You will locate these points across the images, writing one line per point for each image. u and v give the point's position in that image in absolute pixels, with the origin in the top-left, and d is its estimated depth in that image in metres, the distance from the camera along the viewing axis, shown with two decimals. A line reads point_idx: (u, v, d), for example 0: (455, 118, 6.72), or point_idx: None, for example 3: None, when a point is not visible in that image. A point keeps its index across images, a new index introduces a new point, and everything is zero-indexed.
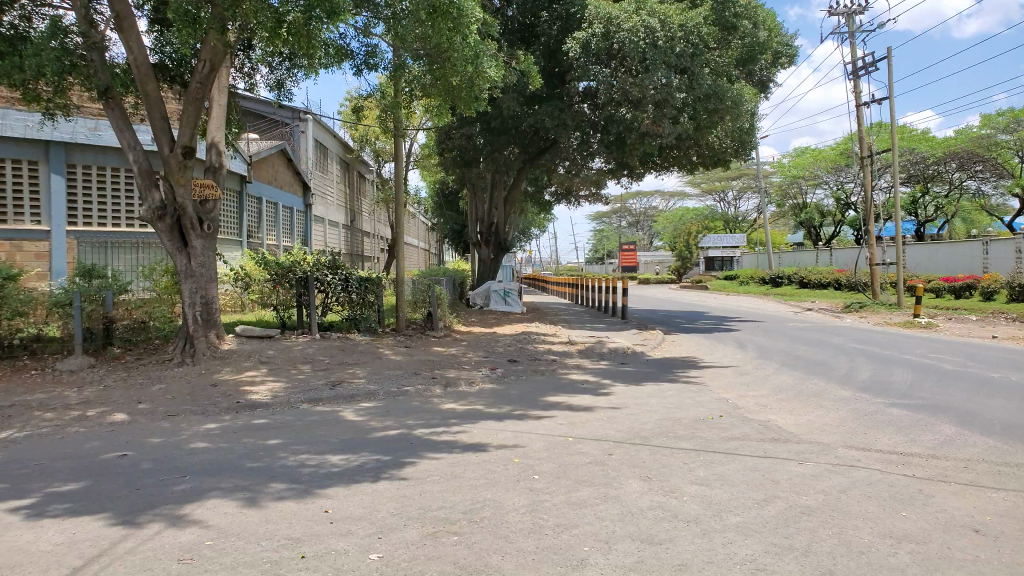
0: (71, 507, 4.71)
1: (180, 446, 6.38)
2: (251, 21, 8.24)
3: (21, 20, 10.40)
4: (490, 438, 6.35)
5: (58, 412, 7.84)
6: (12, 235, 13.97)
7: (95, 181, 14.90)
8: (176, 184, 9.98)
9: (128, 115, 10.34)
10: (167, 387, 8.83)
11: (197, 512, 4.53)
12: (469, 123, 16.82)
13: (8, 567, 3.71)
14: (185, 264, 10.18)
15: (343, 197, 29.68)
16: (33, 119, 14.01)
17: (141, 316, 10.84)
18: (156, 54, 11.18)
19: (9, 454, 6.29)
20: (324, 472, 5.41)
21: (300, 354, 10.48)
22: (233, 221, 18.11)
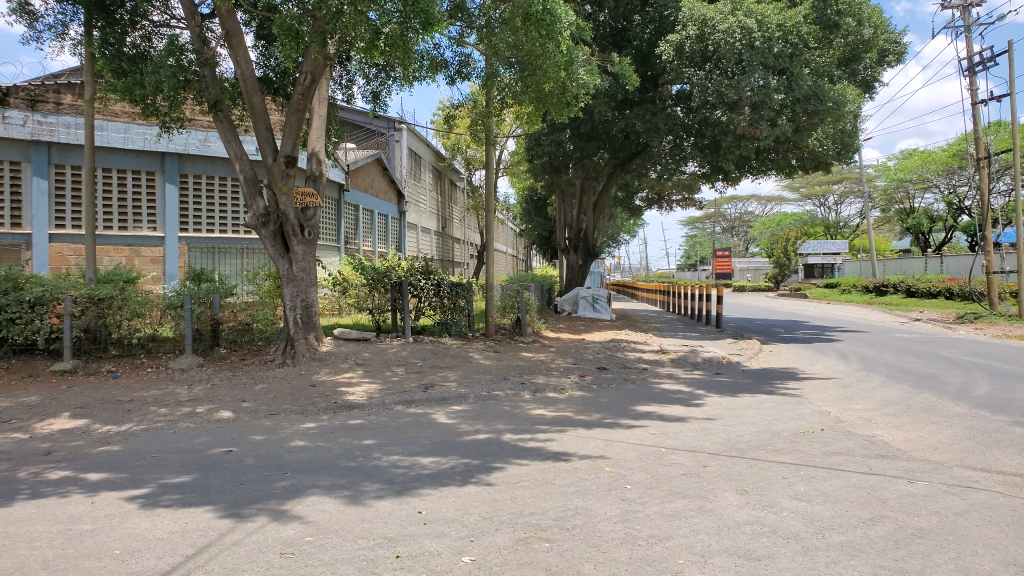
0: (182, 498, 4.96)
1: (281, 444, 6.63)
2: (350, 33, 8.51)
3: (142, 39, 11.12)
4: (580, 446, 6.31)
5: (171, 408, 8.29)
6: (132, 241, 14.85)
7: (205, 190, 15.70)
8: (279, 192, 10.39)
9: (235, 127, 10.84)
10: (269, 387, 9.20)
11: (297, 508, 4.68)
12: (560, 129, 16.83)
13: (128, 553, 3.94)
14: (286, 268, 10.58)
15: (435, 204, 30.20)
16: (152, 132, 14.92)
17: (246, 318, 11.34)
18: (261, 68, 11.69)
19: (126, 446, 6.69)
20: (417, 473, 5.51)
21: (394, 357, 10.72)
22: (331, 229, 18.73)
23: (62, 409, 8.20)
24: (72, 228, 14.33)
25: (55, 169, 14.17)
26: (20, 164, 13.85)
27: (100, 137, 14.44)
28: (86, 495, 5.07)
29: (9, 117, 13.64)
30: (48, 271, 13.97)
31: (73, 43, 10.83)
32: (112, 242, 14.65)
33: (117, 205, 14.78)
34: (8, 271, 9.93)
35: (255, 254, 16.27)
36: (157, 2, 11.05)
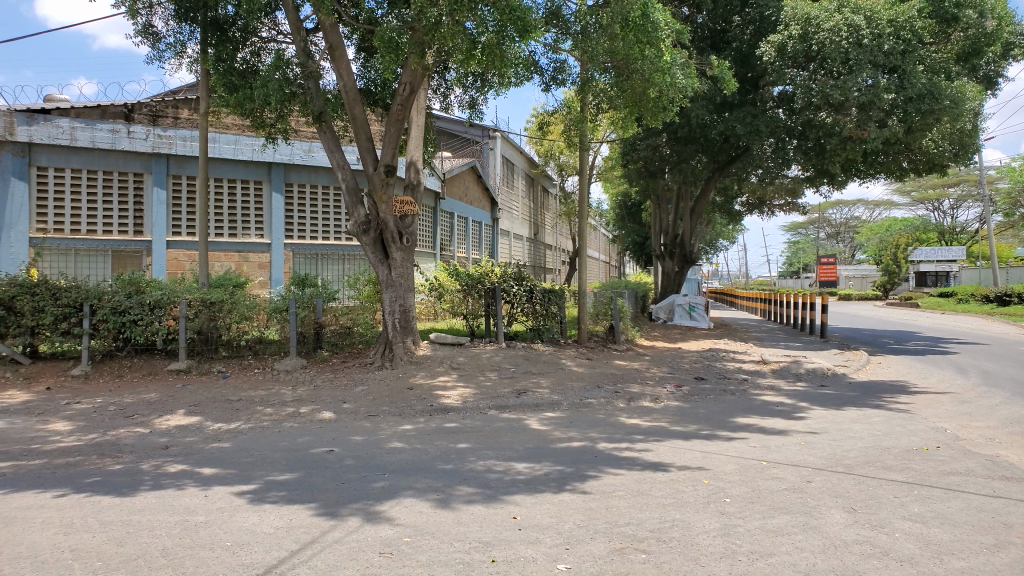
0: (287, 495, 5.16)
1: (380, 445, 6.80)
2: (448, 44, 8.67)
3: (252, 55, 11.67)
4: (677, 457, 6.19)
5: (277, 408, 8.65)
6: (241, 247, 15.57)
7: (309, 199, 16.34)
8: (379, 201, 10.68)
9: (338, 137, 11.23)
10: (368, 389, 9.47)
11: (395, 510, 4.79)
12: (656, 134, 16.64)
13: (238, 545, 4.13)
14: (386, 274, 10.86)
15: (528, 211, 30.37)
16: (259, 143, 15.62)
17: (347, 322, 11.70)
18: (362, 79, 12.08)
19: (236, 444, 7.02)
20: (512, 479, 5.53)
21: (488, 362, 10.80)
22: (428, 236, 19.10)
23: (179, 406, 8.68)
24: (188, 235, 15.18)
25: (172, 180, 15.06)
26: (142, 176, 14.76)
27: (213, 149, 15.20)
28: (200, 489, 5.34)
29: (134, 132, 14.53)
30: (166, 276, 14.84)
31: (191, 60, 11.49)
32: (223, 249, 15.39)
33: (228, 214, 15.53)
34: (132, 277, 10.80)
35: (355, 260, 16.80)
36: (266, 19, 11.59)
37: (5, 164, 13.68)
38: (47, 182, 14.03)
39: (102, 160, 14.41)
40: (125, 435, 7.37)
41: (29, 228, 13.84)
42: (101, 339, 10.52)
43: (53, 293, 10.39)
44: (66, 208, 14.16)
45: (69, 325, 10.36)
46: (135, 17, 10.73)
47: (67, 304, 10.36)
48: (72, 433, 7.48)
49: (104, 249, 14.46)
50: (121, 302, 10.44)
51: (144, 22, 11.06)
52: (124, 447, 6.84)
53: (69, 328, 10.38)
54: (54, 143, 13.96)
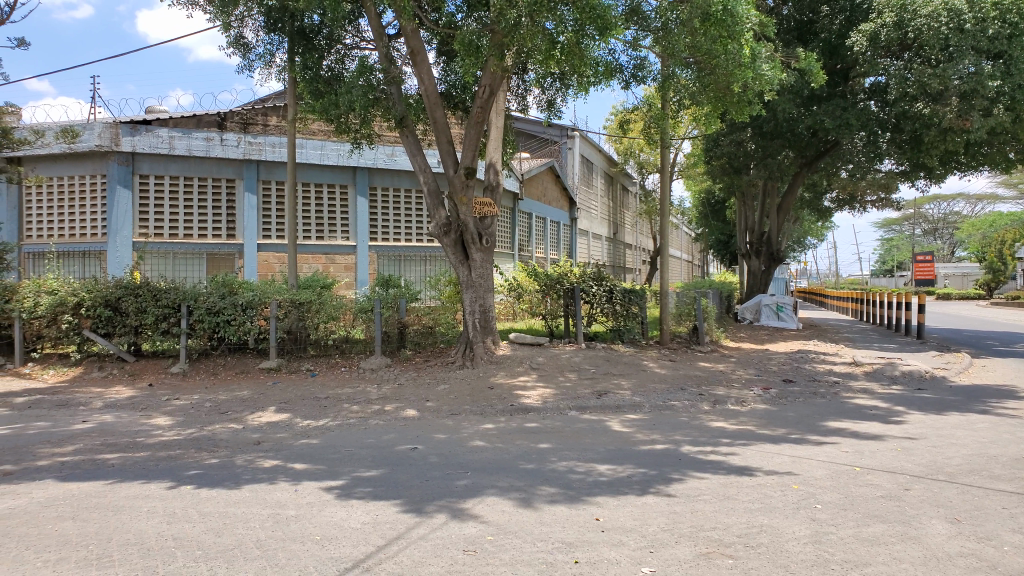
0: (374, 491, 5.28)
1: (462, 444, 6.87)
2: (527, 45, 8.72)
3: (336, 63, 11.97)
4: (765, 461, 6.02)
5: (363, 405, 8.87)
6: (328, 250, 16.03)
7: (392, 202, 16.68)
8: (459, 202, 10.79)
9: (419, 141, 11.42)
10: (450, 388, 9.59)
11: (478, 508, 4.83)
12: (741, 129, 16.21)
13: (327, 539, 4.25)
14: (466, 275, 10.98)
15: (607, 210, 30.12)
16: (344, 148, 16.06)
17: (429, 322, 11.86)
18: (443, 83, 12.24)
19: (324, 440, 7.23)
20: (594, 480, 5.51)
21: (568, 363, 10.76)
22: (506, 236, 19.21)
23: (270, 403, 9.00)
24: (277, 238, 15.73)
25: (263, 185, 15.63)
26: (234, 182, 15.38)
27: (301, 154, 15.68)
28: (291, 483, 5.52)
29: (226, 139, 15.17)
30: (257, 277, 15.42)
31: (279, 69, 11.90)
32: (311, 251, 15.86)
33: (315, 217, 15.98)
34: (225, 278, 11.27)
35: (436, 261, 17.08)
36: (350, 27, 11.86)
37: (111, 173, 14.48)
38: (148, 190, 14.79)
39: (198, 167, 15.08)
40: (221, 430, 7.69)
41: (132, 233, 14.62)
42: (198, 338, 11.02)
43: (154, 295, 10.97)
44: (165, 213, 14.89)
45: (169, 325, 10.91)
46: (227, 30, 11.18)
47: (166, 305, 10.91)
48: (172, 427, 7.86)
49: (200, 253, 15.13)
50: (215, 303, 10.90)
51: (236, 34, 11.53)
52: (219, 442, 7.15)
53: (168, 328, 10.92)
54: (154, 152, 14.69)
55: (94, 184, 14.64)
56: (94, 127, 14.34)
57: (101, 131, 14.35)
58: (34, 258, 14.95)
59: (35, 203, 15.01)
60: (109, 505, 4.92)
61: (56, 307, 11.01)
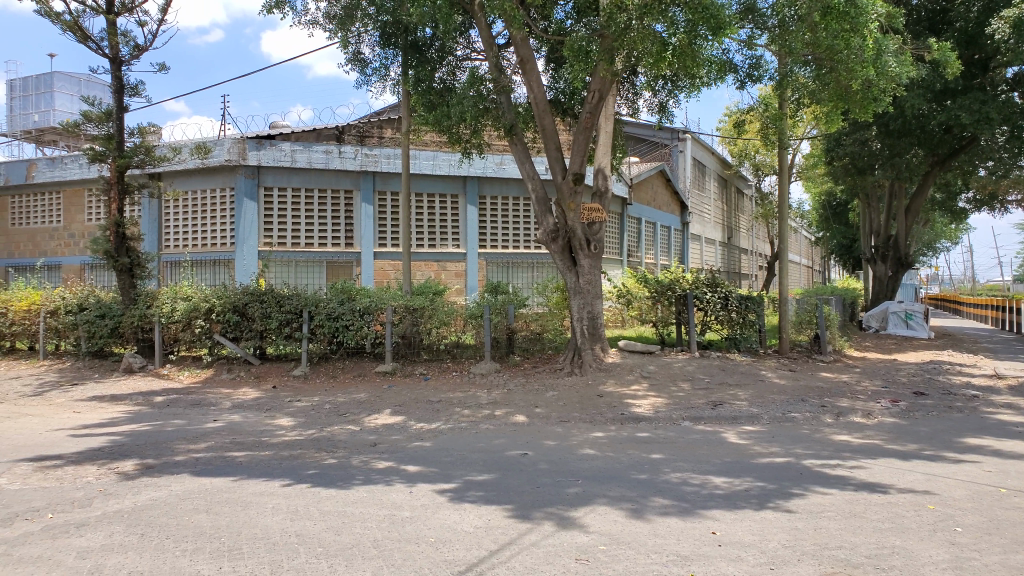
0: (486, 495, 5.33)
1: (572, 451, 6.83)
2: (637, 48, 8.63)
3: (448, 74, 12.18)
4: (896, 478, 5.66)
5: (474, 409, 8.99)
6: (440, 257, 16.37)
7: (502, 210, 16.88)
8: (568, 209, 10.77)
9: (528, 148, 11.51)
10: (560, 394, 9.57)
11: (589, 516, 4.78)
12: (866, 127, 15.37)
13: (441, 541, 4.31)
14: (574, 281, 10.93)
15: (721, 213, 29.33)
16: (455, 158, 16.37)
17: (538, 328, 11.90)
18: (551, 90, 12.28)
19: (437, 443, 7.36)
20: (709, 493, 5.34)
21: (680, 371, 10.53)
22: (615, 242, 19.05)
23: (385, 406, 9.27)
24: (392, 246, 16.23)
25: (378, 196, 16.16)
26: (351, 192, 15.98)
27: (414, 165, 16.10)
28: (405, 485, 5.65)
29: (344, 151, 15.79)
30: (373, 284, 15.95)
31: (393, 82, 12.28)
32: (423, 258, 16.25)
33: (427, 226, 16.37)
34: (344, 285, 11.72)
35: (544, 267, 17.15)
36: (462, 38, 12.08)
37: (239, 186, 15.34)
38: (272, 201, 15.58)
39: (318, 179, 15.77)
40: (340, 431, 7.98)
41: (257, 243, 15.44)
42: (318, 342, 11.50)
43: (278, 301, 11.53)
44: (288, 224, 15.65)
45: (292, 329, 11.46)
46: (346, 46, 11.65)
47: (289, 311, 11.45)
48: (295, 428, 8.23)
49: (319, 260, 15.82)
50: (335, 309, 11.36)
51: (353, 50, 11.99)
52: (338, 443, 7.42)
53: (291, 332, 11.47)
54: (278, 165, 15.48)
55: (224, 196, 15.58)
56: (225, 143, 15.25)
57: (230, 147, 15.25)
58: (171, 267, 16.07)
59: (173, 215, 16.12)
60: (238, 500, 5.19)
61: (191, 312, 11.79)
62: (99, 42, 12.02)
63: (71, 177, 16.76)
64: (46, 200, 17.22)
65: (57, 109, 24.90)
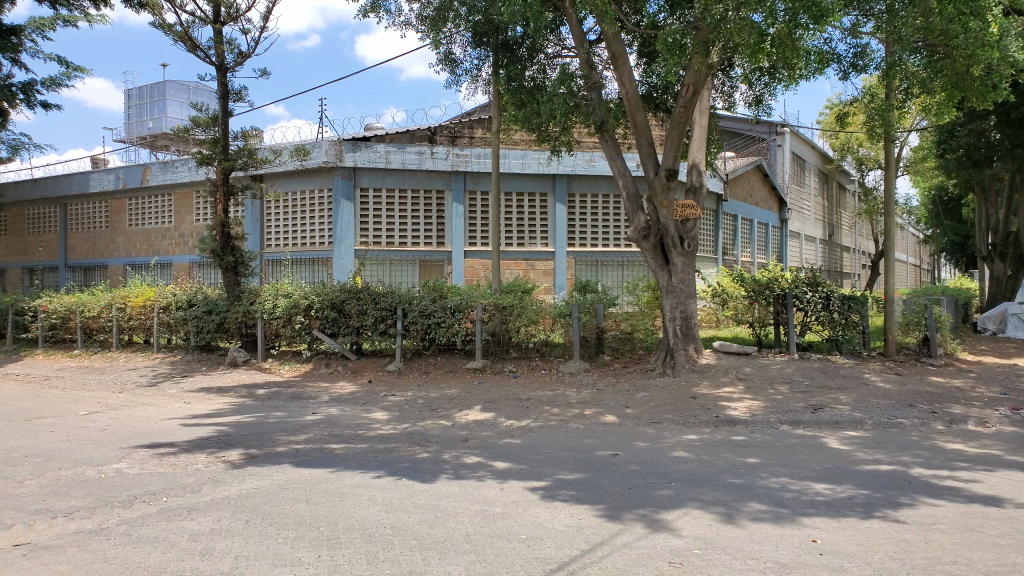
0: (576, 494, 5.30)
1: (664, 453, 6.71)
2: (734, 40, 8.42)
3: (538, 72, 12.18)
4: (1015, 492, 5.30)
5: (563, 408, 8.97)
6: (528, 256, 16.42)
7: (591, 208, 16.77)
8: (660, 206, 10.60)
9: (619, 145, 11.41)
10: (651, 395, 9.43)
11: (682, 519, 4.69)
12: (984, 116, 14.48)
13: (532, 538, 4.32)
14: (666, 280, 10.74)
15: (821, 210, 28.23)
16: (544, 157, 16.37)
17: (628, 327, 11.73)
18: (644, 85, 12.10)
19: (526, 441, 7.38)
20: (810, 499, 5.14)
21: (778, 374, 10.19)
22: (710, 239, 18.62)
23: (476, 402, 9.37)
24: (481, 245, 16.39)
25: (468, 195, 16.35)
26: (443, 192, 16.23)
27: (504, 164, 16.19)
28: (496, 481, 5.68)
29: (436, 152, 16.04)
30: (463, 283, 16.16)
31: (484, 82, 12.39)
32: (513, 257, 16.35)
33: (516, 225, 16.46)
34: (436, 283, 11.89)
35: (635, 266, 16.95)
36: (552, 36, 12.05)
37: (336, 187, 15.83)
38: (367, 202, 16.00)
39: (411, 179, 16.08)
40: (432, 426, 8.12)
41: (353, 242, 15.89)
42: (411, 339, 11.71)
43: (374, 298, 11.84)
44: (382, 223, 16.04)
45: (386, 326, 11.73)
46: (438, 47, 11.84)
47: (384, 307, 11.73)
48: (389, 422, 8.42)
49: (412, 259, 16.16)
50: (427, 306, 11.56)
51: (445, 51, 12.17)
52: (430, 437, 7.54)
53: (386, 329, 11.75)
54: (373, 167, 15.89)
55: (322, 197, 16.11)
56: (322, 145, 15.77)
57: (327, 149, 15.75)
58: (273, 265, 16.75)
59: (273, 216, 16.79)
60: (335, 491, 5.36)
61: (291, 308, 12.26)
62: (207, 51, 12.66)
63: (182, 179, 17.70)
64: (159, 201, 18.26)
65: (168, 116, 26.37)
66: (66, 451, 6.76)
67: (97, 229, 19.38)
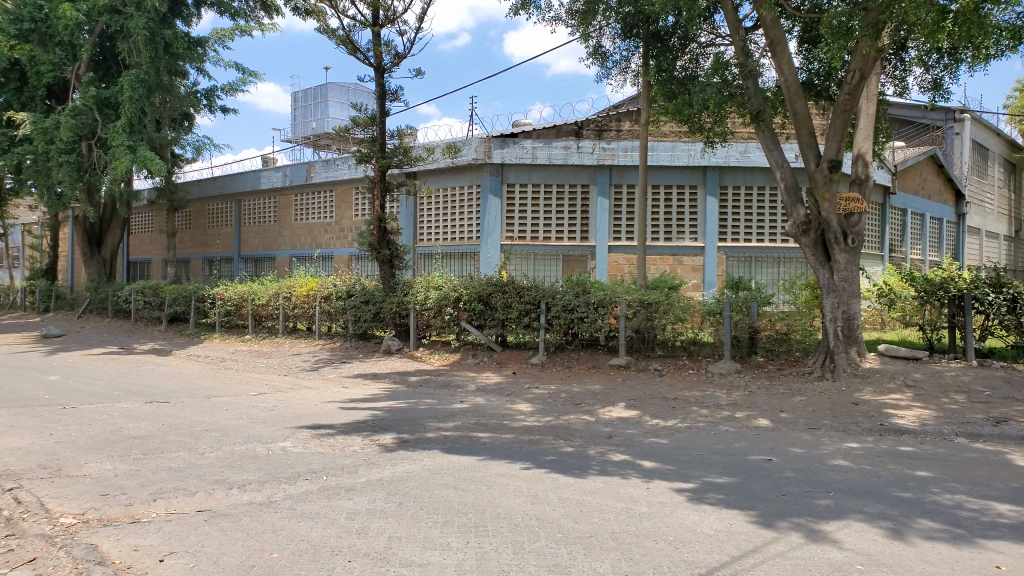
0: (726, 499, 5.11)
1: (822, 461, 6.34)
2: (910, 19, 7.73)
3: (690, 62, 11.83)
4: None
5: (712, 410, 8.69)
6: (676, 251, 16.04)
7: (744, 202, 16.13)
8: (821, 199, 10.03)
9: (777, 135, 10.89)
10: (808, 400, 8.93)
11: (841, 532, 4.40)
12: None
13: (679, 541, 4.20)
14: (828, 278, 10.17)
15: (1007, 203, 25.67)
16: (695, 149, 15.90)
17: (784, 328, 11.13)
18: (804, 72, 11.46)
19: (673, 441, 7.21)
20: (991, 521, 4.67)
21: (953, 382, 9.35)
22: (875, 235, 17.41)
23: (620, 399, 9.28)
24: (627, 240, 16.15)
25: (615, 189, 16.14)
26: (588, 186, 16.14)
27: (652, 157, 15.90)
28: (642, 480, 5.59)
29: (582, 147, 15.97)
30: (608, 278, 15.99)
31: (634, 74, 12.21)
32: (659, 253, 16.04)
33: (664, 219, 16.13)
34: (580, 278, 11.86)
35: (791, 262, 16.15)
36: (706, 24, 11.65)
37: (484, 183, 16.20)
38: (514, 198, 16.25)
39: (557, 174, 16.14)
40: (576, 421, 8.11)
41: (500, 237, 16.19)
42: (555, 333, 11.78)
43: (518, 292, 12.01)
44: (528, 218, 16.22)
45: (530, 320, 11.88)
46: (588, 41, 11.80)
47: (529, 301, 11.88)
48: (534, 414, 8.51)
49: (557, 254, 16.22)
50: (571, 301, 11.57)
51: (595, 44, 12.10)
52: (574, 432, 7.53)
53: (530, 322, 11.89)
54: (520, 162, 16.08)
55: (471, 193, 16.53)
56: (472, 142, 16.16)
57: (477, 146, 16.13)
58: (425, 259, 17.37)
59: (426, 211, 17.42)
60: (482, 479, 5.47)
61: (441, 300, 12.65)
62: (366, 53, 13.28)
63: (342, 177, 18.71)
64: (321, 197, 19.42)
65: (330, 117, 28.04)
66: (239, 427, 7.34)
67: (267, 222, 20.89)
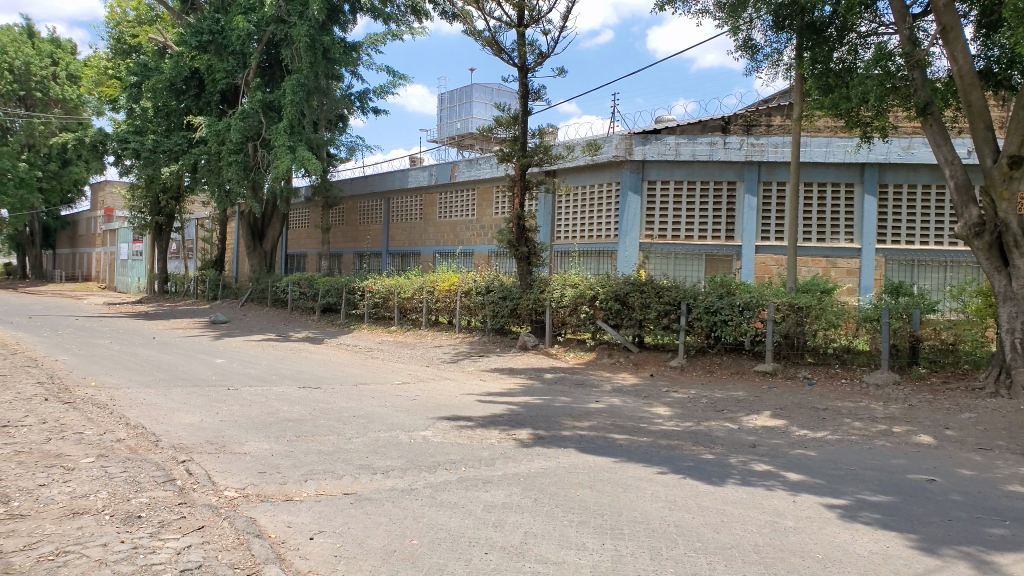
0: (882, 519, 4.75)
1: (995, 485, 5.76)
2: None
3: (848, 54, 11.08)
4: None
5: (867, 423, 8.13)
6: (829, 252, 15.16)
7: (907, 201, 15.00)
8: (999, 198, 9.14)
9: (947, 130, 10.05)
10: (978, 418, 8.17)
11: (1019, 565, 3.97)
12: None
13: (829, 560, 3.95)
14: (1004, 285, 9.26)
15: None
16: (852, 144, 14.93)
17: (951, 338, 10.24)
18: (981, 60, 10.48)
19: (822, 454, 6.80)
20: None
21: None
22: None
23: (765, 408, 8.87)
24: (775, 240, 15.44)
25: (763, 186, 15.45)
26: (735, 183, 15.54)
27: (805, 153, 15.05)
28: (788, 493, 5.30)
29: (729, 142, 15.39)
30: (753, 280, 15.36)
31: (786, 66, 11.62)
32: (811, 254, 15.22)
33: (817, 218, 15.26)
34: (723, 279, 11.43)
35: (960, 267, 14.87)
36: (868, 12, 10.90)
37: (625, 181, 16.03)
38: (655, 195, 15.94)
39: (701, 171, 15.68)
40: (718, 428, 7.83)
41: (640, 235, 15.95)
42: (695, 335, 11.46)
43: (657, 292, 11.75)
44: (670, 216, 15.86)
45: (669, 320, 11.59)
46: (737, 33, 11.34)
47: (669, 302, 11.59)
48: (672, 418, 8.29)
49: (699, 253, 15.75)
50: (714, 302, 11.17)
51: (744, 37, 11.62)
52: (715, 439, 7.27)
53: (669, 323, 11.61)
54: (663, 159, 15.74)
55: (612, 191, 16.38)
56: (613, 139, 15.99)
57: (618, 143, 15.94)
58: (563, 257, 17.37)
59: (566, 209, 17.43)
60: (619, 481, 5.39)
61: (578, 298, 12.61)
62: (511, 54, 13.46)
63: (484, 175, 19.08)
64: (465, 195, 19.90)
65: (475, 117, 28.71)
66: (383, 415, 7.64)
67: (413, 219, 21.68)
